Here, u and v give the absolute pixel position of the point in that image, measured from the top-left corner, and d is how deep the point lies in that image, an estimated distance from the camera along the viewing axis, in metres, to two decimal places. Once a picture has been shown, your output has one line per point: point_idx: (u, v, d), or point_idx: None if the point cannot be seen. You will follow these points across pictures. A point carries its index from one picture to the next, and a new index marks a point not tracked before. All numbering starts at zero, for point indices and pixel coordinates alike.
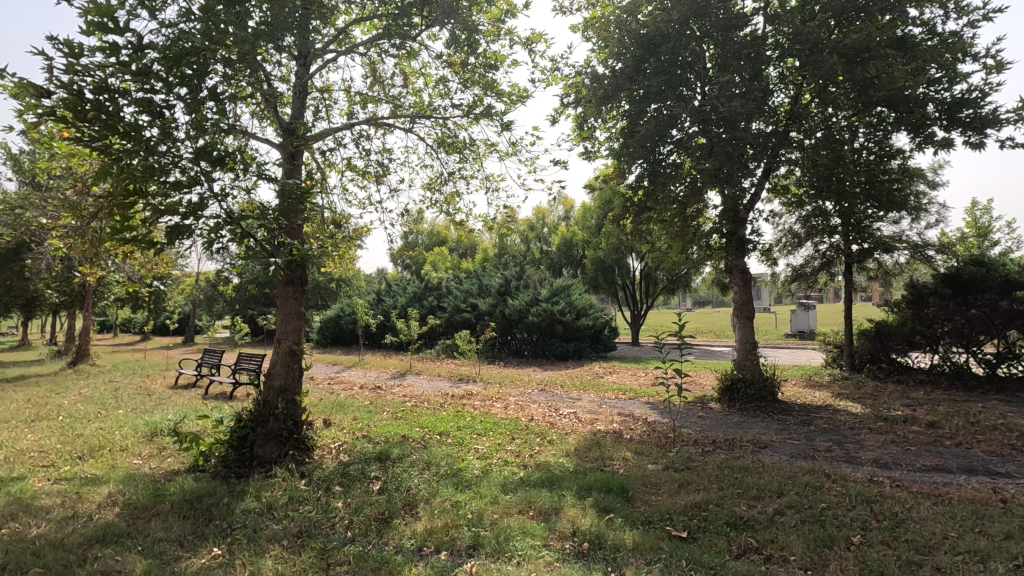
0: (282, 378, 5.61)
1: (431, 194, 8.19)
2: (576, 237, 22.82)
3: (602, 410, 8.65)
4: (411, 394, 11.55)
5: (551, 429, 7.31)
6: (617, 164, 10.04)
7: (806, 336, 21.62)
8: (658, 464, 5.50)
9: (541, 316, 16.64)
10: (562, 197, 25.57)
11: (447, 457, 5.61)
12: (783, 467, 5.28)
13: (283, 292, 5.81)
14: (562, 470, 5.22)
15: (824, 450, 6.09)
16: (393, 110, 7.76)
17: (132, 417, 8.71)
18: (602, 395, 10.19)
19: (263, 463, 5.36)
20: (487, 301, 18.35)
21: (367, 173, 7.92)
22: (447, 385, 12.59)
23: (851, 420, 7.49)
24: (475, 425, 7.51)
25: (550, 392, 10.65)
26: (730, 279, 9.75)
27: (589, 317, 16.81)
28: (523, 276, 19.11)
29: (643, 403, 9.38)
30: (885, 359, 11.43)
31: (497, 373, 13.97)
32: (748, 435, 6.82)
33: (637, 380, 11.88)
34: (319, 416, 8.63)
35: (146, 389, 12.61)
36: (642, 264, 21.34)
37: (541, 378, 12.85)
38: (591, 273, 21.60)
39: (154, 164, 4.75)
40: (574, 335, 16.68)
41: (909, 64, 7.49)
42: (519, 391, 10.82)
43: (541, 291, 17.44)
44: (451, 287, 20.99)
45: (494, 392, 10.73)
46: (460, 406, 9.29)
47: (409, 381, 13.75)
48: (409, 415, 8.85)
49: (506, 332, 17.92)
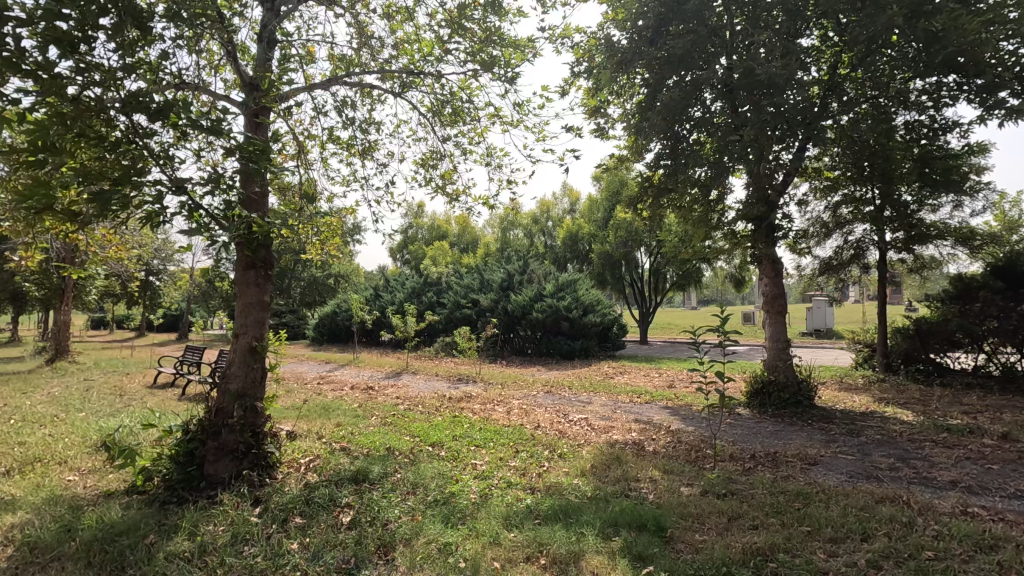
0: (239, 381, 4.66)
1: (426, 171, 7.28)
2: (582, 230, 21.84)
3: (617, 416, 7.68)
4: (405, 396, 10.59)
5: (561, 439, 6.35)
6: (634, 141, 9.07)
7: (823, 335, 20.60)
8: (694, 486, 4.53)
9: (546, 312, 15.67)
10: (567, 189, 24.59)
11: (438, 477, 4.64)
12: (851, 494, 4.29)
13: (242, 277, 4.85)
14: (577, 496, 4.25)
15: (887, 468, 5.12)
16: (382, 74, 6.81)
17: (90, 422, 7.78)
18: (615, 398, 9.21)
19: (214, 485, 4.38)
20: (489, 296, 17.39)
21: (353, 147, 7.02)
22: (445, 386, 11.63)
23: (907, 430, 6.50)
24: (473, 434, 6.54)
25: (557, 394, 9.67)
26: (759, 269, 8.72)
27: (597, 313, 15.84)
28: (526, 271, 18.17)
29: (661, 407, 8.41)
30: (924, 360, 10.42)
31: (498, 373, 13.00)
32: (791, 448, 5.85)
33: (651, 382, 10.91)
34: (299, 423, 7.68)
35: (121, 389, 11.70)
36: (651, 259, 20.36)
37: (546, 378, 11.87)
38: (598, 268, 20.64)
39: (71, 114, 3.77)
40: (580, 332, 15.72)
41: (979, 18, 6.48)
42: (523, 394, 9.84)
43: (545, 286, 16.48)
44: (451, 282, 20.03)
45: (495, 394, 9.76)
46: (458, 410, 8.33)
47: (405, 382, 12.80)
48: (399, 420, 7.89)
49: (508, 330, 16.96)
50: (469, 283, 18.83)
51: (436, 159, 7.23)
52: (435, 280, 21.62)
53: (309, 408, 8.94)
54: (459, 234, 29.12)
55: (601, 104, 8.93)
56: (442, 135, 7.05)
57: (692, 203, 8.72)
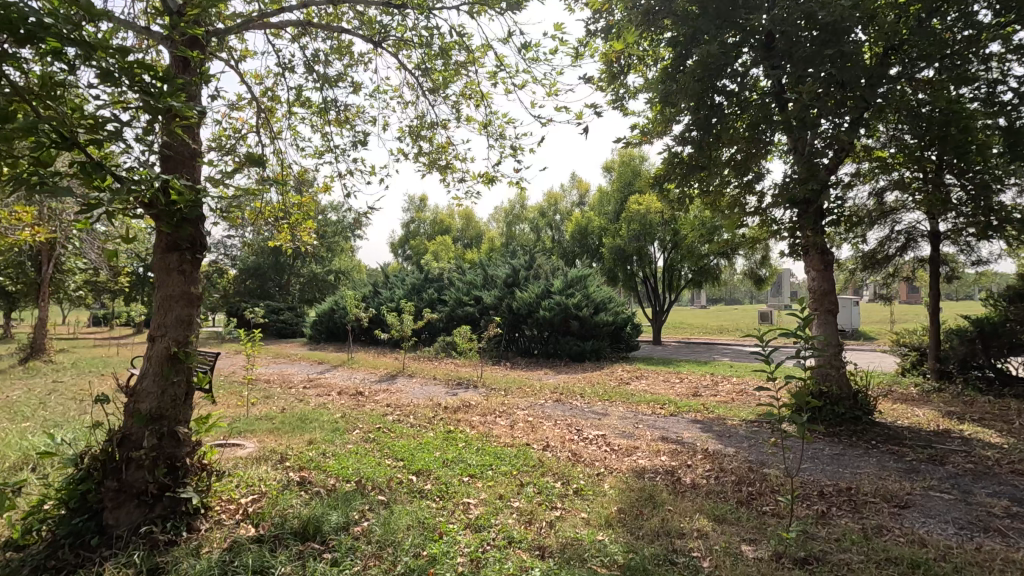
0: (153, 400, 3.49)
1: (416, 142, 6.16)
2: (592, 223, 20.60)
3: (639, 434, 6.51)
4: (396, 403, 9.45)
5: (575, 466, 5.18)
6: (660, 111, 7.87)
7: (850, 335, 19.36)
8: (761, 546, 3.35)
9: (554, 310, 14.49)
10: (576, 181, 23.33)
11: (416, 530, 3.50)
12: (985, 565, 3.09)
13: (162, 261, 3.67)
14: (604, 565, 3.08)
15: (1005, 516, 3.93)
16: (361, 23, 5.65)
17: (23, 435, 6.69)
18: (634, 409, 8.02)
19: (112, 542, 3.24)
20: (493, 293, 16.22)
21: (327, 113, 5.88)
22: (442, 392, 10.49)
23: (1001, 456, 5.30)
24: (469, 458, 5.39)
25: (568, 404, 8.49)
26: (804, 260, 7.46)
27: (609, 312, 14.61)
28: (533, 266, 16.97)
29: (689, 421, 7.24)
30: (984, 366, 9.19)
31: (502, 377, 11.83)
32: (866, 483, 4.65)
33: (672, 389, 9.71)
34: (266, 440, 6.53)
35: (85, 393, 10.64)
36: (666, 254, 19.16)
37: (555, 385, 10.70)
38: (609, 263, 19.42)
39: None
40: (591, 332, 14.51)
41: None
42: (528, 403, 8.67)
43: (554, 282, 15.29)
44: (452, 278, 18.88)
45: (496, 403, 8.59)
46: (453, 425, 7.17)
47: (399, 386, 11.66)
48: (384, 436, 6.72)
49: (514, 328, 15.79)
50: (472, 280, 17.67)
51: (428, 127, 6.11)
52: (436, 276, 20.50)
53: (282, 420, 7.78)
54: (463, 228, 27.90)
55: (620, 72, 7.73)
56: (435, 98, 5.98)
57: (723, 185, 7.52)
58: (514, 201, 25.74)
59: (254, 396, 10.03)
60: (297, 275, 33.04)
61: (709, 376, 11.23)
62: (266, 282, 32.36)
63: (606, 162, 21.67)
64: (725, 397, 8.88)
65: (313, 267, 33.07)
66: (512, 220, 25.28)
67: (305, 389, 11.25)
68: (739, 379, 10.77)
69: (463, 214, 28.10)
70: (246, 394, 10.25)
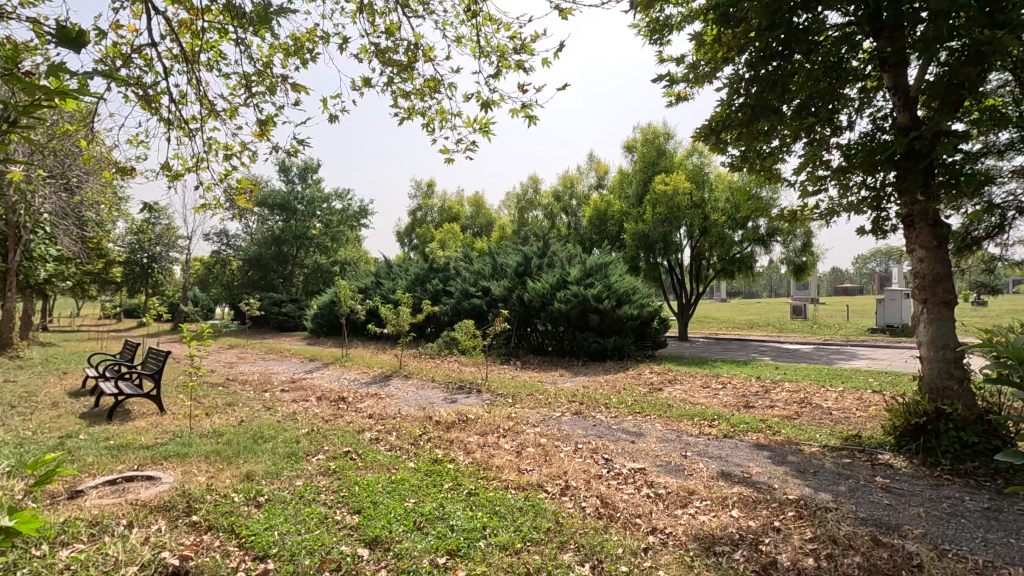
0: None
1: (390, 73, 4.73)
2: (612, 207, 18.79)
3: (691, 470, 4.81)
4: (382, 413, 7.85)
5: (607, 530, 3.53)
6: (713, 37, 6.06)
7: (898, 331, 17.73)
8: None
9: (570, 303, 12.76)
10: (594, 162, 21.45)
11: None
12: None
13: None
14: None
15: None
16: None
17: None
18: (674, 428, 6.30)
19: None
20: (502, 283, 14.52)
21: (263, 28, 4.30)
22: (439, 398, 8.87)
23: None
24: (455, 511, 3.76)
25: (590, 420, 6.80)
26: (907, 235, 5.55)
27: (634, 304, 12.81)
28: (547, 252, 15.28)
29: (752, 446, 5.51)
30: None
31: (510, 379, 10.19)
32: None
33: (716, 398, 7.96)
34: (192, 473, 4.93)
35: (28, 396, 9.22)
36: (693, 242, 17.42)
37: (573, 391, 9.02)
38: (630, 250, 17.57)
39: None
40: (613, 328, 12.77)
41: None
42: (541, 416, 7.00)
43: (570, 270, 13.55)
44: (458, 267, 17.24)
45: (502, 416, 6.93)
46: (444, 451, 5.54)
47: (392, 389, 10.08)
48: (348, 468, 5.07)
49: (525, 322, 14.15)
50: (480, 269, 16.01)
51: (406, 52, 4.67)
52: (442, 266, 18.95)
53: (231, 438, 6.17)
54: (473, 216, 26.26)
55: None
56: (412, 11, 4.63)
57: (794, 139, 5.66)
58: (526, 186, 24.02)
59: (217, 403, 8.49)
60: (301, 265, 31.68)
61: (755, 381, 9.44)
62: (269, 274, 31.12)
63: (628, 141, 19.90)
64: (788, 411, 7.10)
65: (318, 258, 31.69)
66: (524, 207, 23.57)
67: (281, 394, 9.70)
68: (795, 385, 8.97)
69: (473, 201, 26.48)
70: (208, 400, 8.73)
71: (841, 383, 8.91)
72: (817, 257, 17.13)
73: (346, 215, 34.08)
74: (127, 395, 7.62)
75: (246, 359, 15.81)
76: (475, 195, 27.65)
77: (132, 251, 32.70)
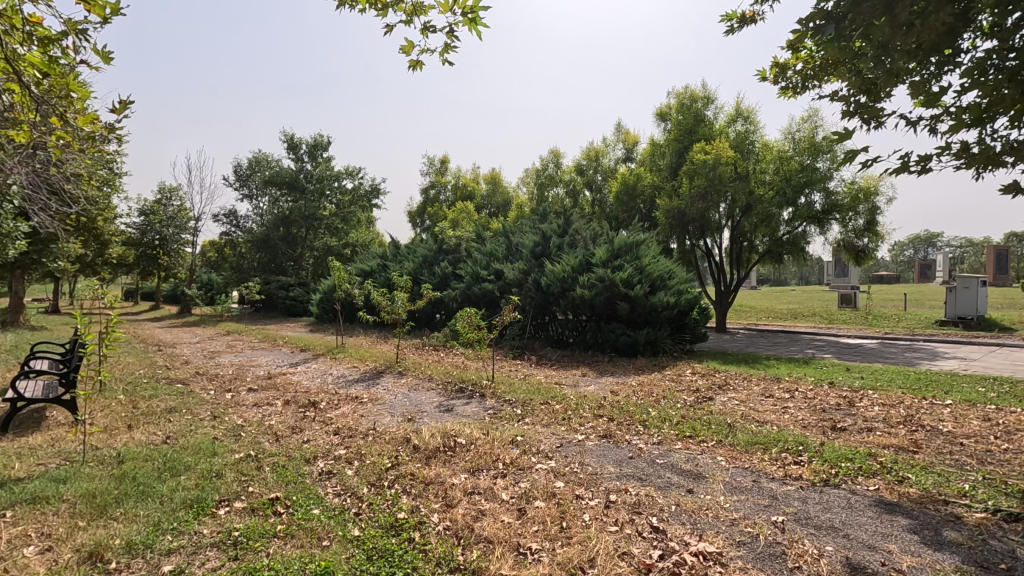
0: None
1: None
2: (642, 181, 16.63)
3: (800, 562, 2.95)
4: (354, 427, 6.14)
5: None
6: None
7: (973, 325, 15.46)
8: None
9: (595, 289, 10.87)
10: (623, 132, 19.32)
11: None
12: None
13: None
14: None
15: None
16: None
17: None
18: (746, 465, 4.44)
19: None
20: (517, 266, 12.67)
21: None
22: (433, 406, 7.13)
23: None
24: None
25: (624, 448, 4.96)
26: None
27: (670, 291, 10.85)
28: (569, 230, 13.39)
29: (878, 508, 3.62)
30: None
31: (522, 381, 8.38)
32: None
33: (791, 417, 6.04)
34: (23, 543, 3.26)
35: None
36: (734, 222, 15.40)
37: (599, 398, 7.20)
38: (662, 230, 15.50)
39: None
40: (645, 319, 10.88)
41: None
42: (558, 440, 5.18)
43: (595, 251, 11.65)
44: (469, 248, 15.46)
45: (507, 439, 5.13)
46: (408, 506, 3.75)
47: (379, 390, 8.38)
48: (257, 537, 3.33)
49: (542, 310, 12.30)
50: (493, 250, 14.24)
51: None
52: (452, 248, 17.24)
53: (129, 468, 4.50)
54: (490, 194, 24.38)
55: None
56: None
57: (943, 46, 3.64)
58: (547, 161, 22.03)
59: (158, 407, 6.90)
60: (311, 248, 30.33)
61: (829, 390, 7.49)
62: (278, 256, 29.81)
63: (661, 108, 17.77)
64: (897, 439, 5.16)
65: (327, 239, 30.17)
66: (544, 183, 21.63)
67: (246, 395, 8.07)
68: (886, 396, 6.98)
69: (490, 178, 24.58)
70: (151, 403, 7.14)
71: (947, 395, 6.90)
72: (880, 239, 14.92)
73: (357, 194, 32.49)
74: (28, 401, 5.89)
75: (234, 348, 14.32)
76: (492, 172, 25.73)
77: (141, 231, 31.84)
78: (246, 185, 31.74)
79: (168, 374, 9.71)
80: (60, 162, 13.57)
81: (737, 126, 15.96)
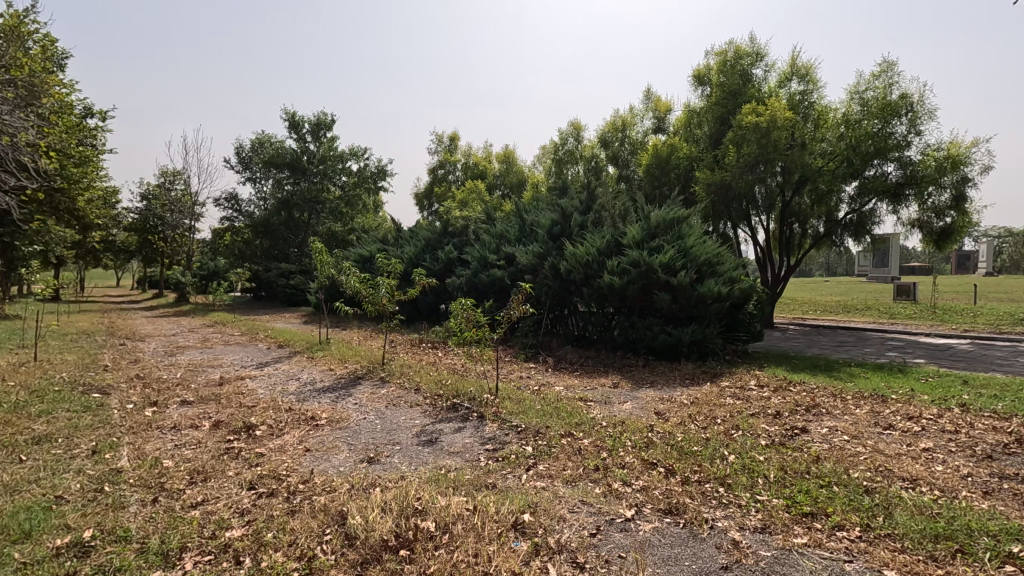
0: None
1: None
2: (678, 152, 14.36)
3: None
4: (283, 475, 4.11)
5: None
6: None
7: None
8: None
9: (628, 276, 8.72)
10: (654, 99, 17.00)
11: None
12: None
13: None
14: None
15: None
16: None
17: None
18: None
19: None
20: (531, 247, 10.58)
21: None
22: (410, 436, 5.07)
23: None
24: None
25: (710, 543, 2.87)
26: None
27: (722, 278, 8.64)
28: (594, 206, 11.22)
29: None
30: None
31: (536, 397, 6.29)
32: None
33: (954, 472, 3.87)
34: None
35: None
36: (786, 200, 13.14)
37: (644, 427, 5.06)
38: (702, 209, 13.28)
39: None
40: (690, 314, 8.75)
41: None
42: (593, 521, 3.09)
43: (627, 229, 9.49)
44: (478, 230, 13.41)
45: (506, 518, 3.05)
46: None
47: (347, 406, 6.35)
48: None
49: (562, 301, 10.19)
50: (504, 230, 12.14)
51: None
52: (460, 230, 15.19)
53: None
54: (504, 173, 22.23)
55: None
56: None
57: None
58: (567, 134, 19.81)
59: (29, 434, 4.96)
60: (315, 233, 28.53)
61: (970, 419, 5.27)
62: (280, 242, 28.10)
63: (699, 70, 15.40)
64: None
65: (331, 224, 28.33)
66: (563, 160, 19.43)
67: (171, 412, 6.10)
68: None
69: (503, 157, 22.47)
70: (26, 427, 5.20)
71: None
72: (969, 219, 12.50)
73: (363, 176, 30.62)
74: None
75: (208, 343, 12.44)
76: (506, 150, 23.57)
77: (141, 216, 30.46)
78: (248, 168, 29.94)
79: (99, 377, 7.81)
80: (12, 131, 11.77)
81: (791, 87, 13.58)
